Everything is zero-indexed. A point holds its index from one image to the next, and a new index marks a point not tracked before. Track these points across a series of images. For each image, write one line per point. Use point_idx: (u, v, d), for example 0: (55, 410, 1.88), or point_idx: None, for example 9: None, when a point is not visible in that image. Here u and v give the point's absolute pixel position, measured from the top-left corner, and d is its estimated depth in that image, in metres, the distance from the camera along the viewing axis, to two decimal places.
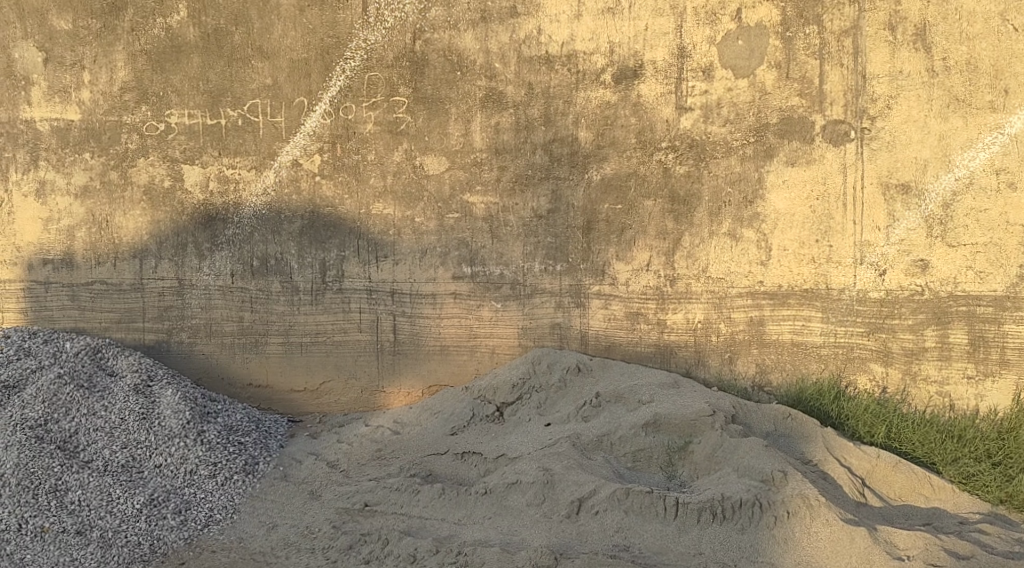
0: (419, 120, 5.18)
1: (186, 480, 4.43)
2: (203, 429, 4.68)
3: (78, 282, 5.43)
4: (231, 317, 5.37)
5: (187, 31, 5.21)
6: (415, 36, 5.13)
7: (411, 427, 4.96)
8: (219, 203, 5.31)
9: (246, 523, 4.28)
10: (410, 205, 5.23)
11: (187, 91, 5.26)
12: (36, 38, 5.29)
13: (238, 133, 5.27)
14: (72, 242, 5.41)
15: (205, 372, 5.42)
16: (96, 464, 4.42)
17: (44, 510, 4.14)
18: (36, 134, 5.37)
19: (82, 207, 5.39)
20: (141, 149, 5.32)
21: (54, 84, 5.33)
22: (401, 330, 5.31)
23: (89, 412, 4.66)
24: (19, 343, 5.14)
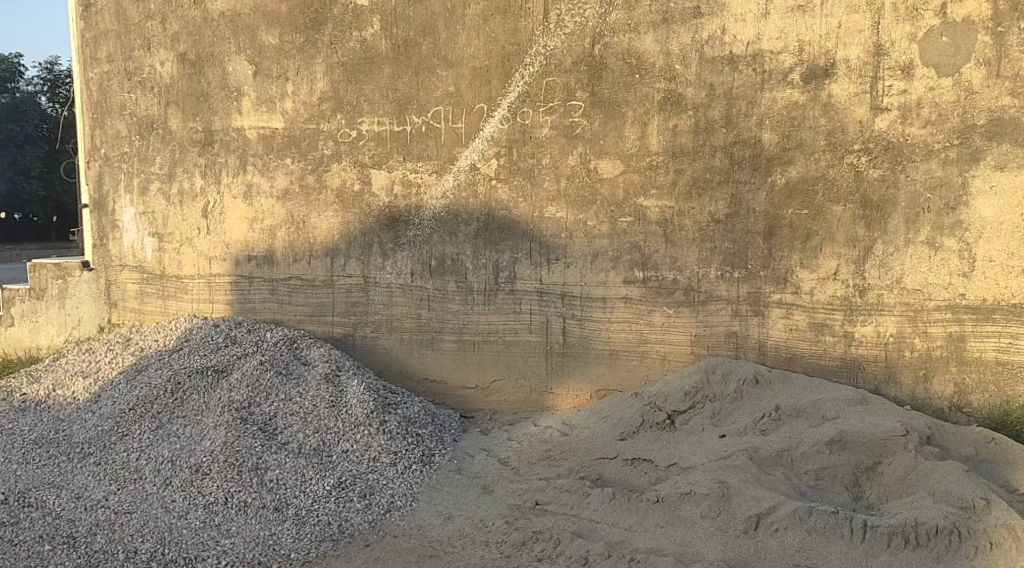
0: (595, 124, 5.19)
1: (370, 466, 4.60)
2: (386, 418, 4.86)
3: (277, 277, 5.84)
4: (409, 314, 5.58)
5: (378, 43, 5.49)
6: (595, 40, 5.16)
7: (579, 430, 4.98)
8: (402, 205, 5.55)
9: (425, 511, 4.36)
10: (583, 209, 5.25)
11: (377, 100, 5.53)
12: (247, 53, 5.75)
13: (422, 139, 5.48)
14: (273, 241, 5.83)
15: (385, 366, 5.66)
16: (292, 445, 4.66)
17: (247, 486, 4.37)
18: (245, 141, 5.82)
19: (282, 209, 5.79)
20: (335, 155, 5.64)
21: (261, 95, 5.75)
22: (570, 332, 5.33)
23: (286, 397, 4.97)
24: (227, 332, 5.63)
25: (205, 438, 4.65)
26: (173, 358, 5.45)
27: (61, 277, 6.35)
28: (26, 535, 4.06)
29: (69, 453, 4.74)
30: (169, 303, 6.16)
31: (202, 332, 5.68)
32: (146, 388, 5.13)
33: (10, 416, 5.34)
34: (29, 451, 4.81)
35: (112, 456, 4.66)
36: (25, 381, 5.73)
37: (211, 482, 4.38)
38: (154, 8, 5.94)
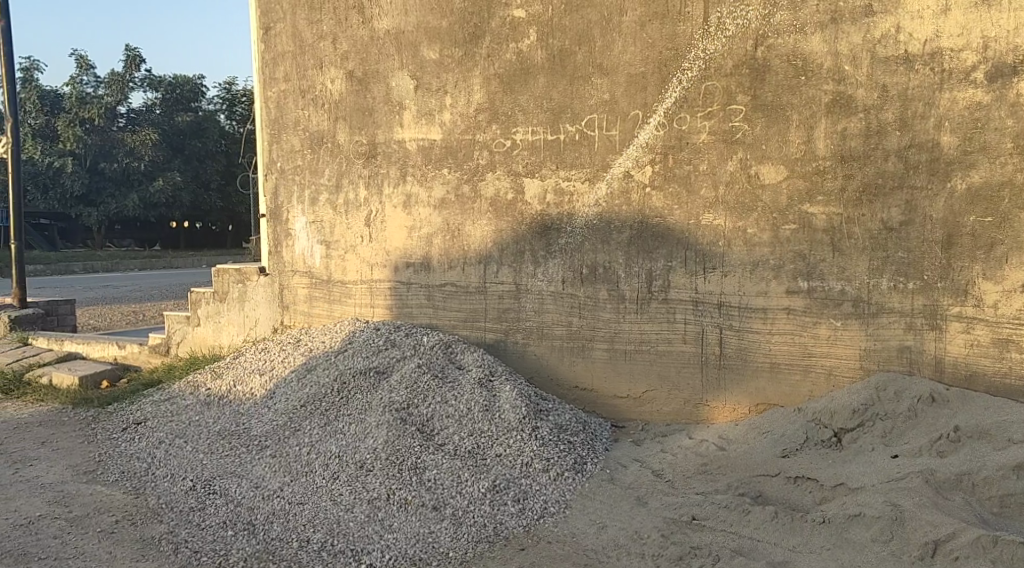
0: (757, 129, 5.05)
1: (523, 471, 4.60)
2: (538, 425, 4.90)
3: (434, 283, 6.01)
4: (561, 321, 5.60)
5: (535, 54, 5.56)
6: (757, 43, 5.03)
7: (737, 444, 4.85)
8: (555, 213, 5.58)
9: (578, 520, 4.34)
10: (743, 216, 5.12)
11: (532, 109, 5.60)
12: (409, 68, 5.96)
13: (576, 147, 5.50)
14: (429, 248, 6.01)
15: (537, 373, 5.71)
16: (448, 447, 4.75)
17: (406, 484, 4.47)
18: (405, 152, 6.03)
19: (439, 217, 5.96)
20: (490, 164, 5.75)
21: (421, 108, 5.95)
22: (728, 343, 5.19)
23: (442, 400, 5.09)
24: (387, 336, 5.84)
25: (368, 436, 4.83)
26: (338, 358, 5.71)
27: (241, 281, 6.85)
28: (210, 519, 4.31)
29: (248, 446, 5.07)
30: (334, 307, 6.48)
31: (363, 335, 5.93)
32: (315, 386, 5.44)
33: (197, 409, 5.76)
34: (214, 442, 5.19)
35: (285, 450, 4.93)
36: (209, 377, 6.19)
37: (374, 479, 4.50)
38: (326, 28, 6.29)
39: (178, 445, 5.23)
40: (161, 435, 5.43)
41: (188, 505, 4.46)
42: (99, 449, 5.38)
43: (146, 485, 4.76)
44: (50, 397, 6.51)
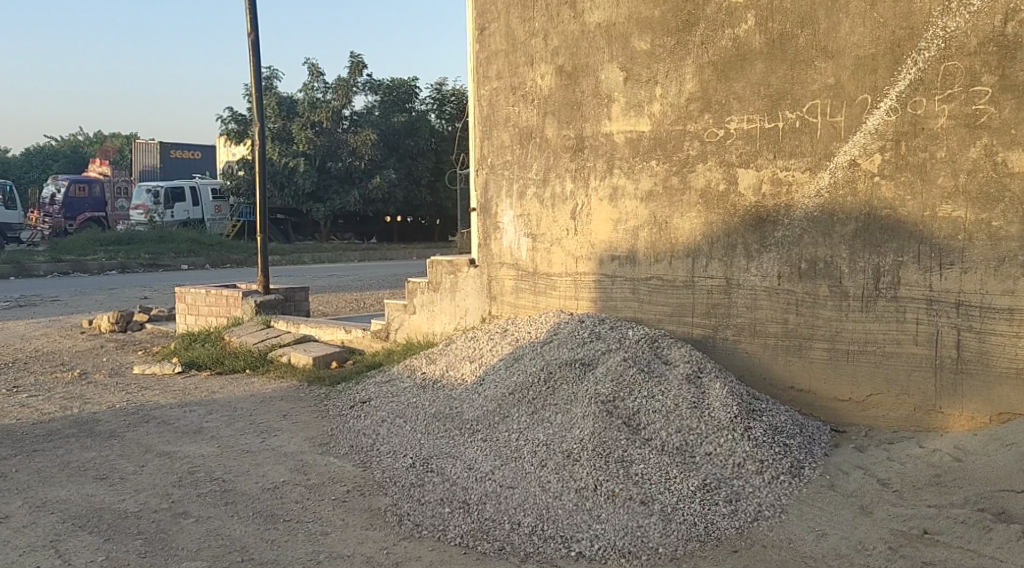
0: (1005, 111, 4.61)
1: (734, 472, 4.46)
2: (750, 425, 4.75)
3: (640, 277, 5.97)
4: (776, 318, 5.38)
5: (752, 40, 5.37)
6: (1007, 17, 4.58)
7: (976, 456, 4.46)
8: (771, 205, 5.37)
9: (795, 526, 4.15)
10: (986, 207, 4.69)
11: (748, 97, 5.41)
12: (620, 60, 5.94)
13: (795, 135, 5.26)
14: (636, 241, 5.97)
15: (748, 371, 5.52)
16: (655, 442, 4.70)
17: (614, 476, 4.45)
18: (613, 145, 6.02)
19: (647, 210, 5.90)
20: (701, 155, 5.62)
21: (630, 99, 5.91)
22: (966, 346, 4.78)
23: (649, 394, 5.05)
24: (593, 328, 5.88)
25: (575, 426, 4.88)
26: (545, 349, 5.81)
27: (453, 272, 7.12)
28: (428, 495, 4.52)
29: (461, 429, 5.28)
30: (540, 298, 6.60)
31: (569, 326, 5.99)
32: (523, 375, 5.57)
33: (414, 392, 6.06)
34: (430, 424, 5.45)
35: (496, 435, 5.09)
36: (423, 362, 6.51)
37: (582, 469, 4.52)
38: (538, 25, 6.40)
39: (399, 425, 5.54)
40: (384, 414, 5.78)
41: (409, 481, 4.71)
42: (330, 424, 5.80)
43: (371, 460, 5.08)
44: (288, 374, 7.11)
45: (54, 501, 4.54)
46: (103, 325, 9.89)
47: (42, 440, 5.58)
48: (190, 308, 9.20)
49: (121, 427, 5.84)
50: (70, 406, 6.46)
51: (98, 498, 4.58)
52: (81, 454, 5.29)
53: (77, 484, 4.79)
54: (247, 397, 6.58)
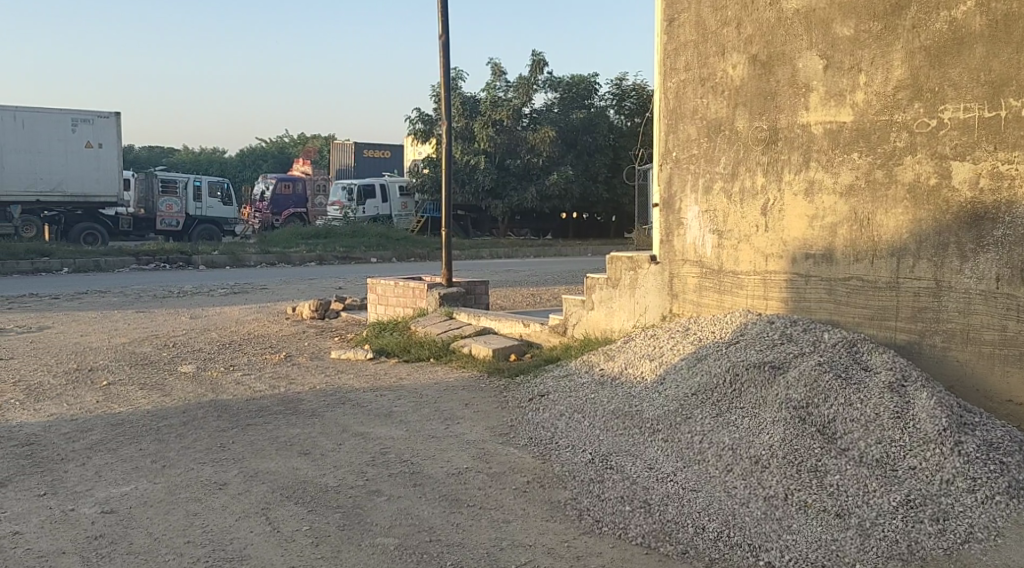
0: None
1: (943, 489, 4.13)
2: (962, 439, 4.39)
3: (836, 276, 5.66)
4: (993, 325, 4.94)
5: (972, 21, 4.95)
6: None
7: None
8: (990, 201, 4.94)
9: (1014, 552, 3.79)
10: None
11: (966, 84, 4.99)
12: (819, 47, 5.66)
13: (1020, 125, 4.79)
14: (833, 239, 5.67)
15: (958, 381, 5.09)
16: (853, 453, 4.43)
17: (806, 486, 4.23)
18: (810, 137, 5.74)
19: (846, 206, 5.59)
20: (909, 147, 5.24)
21: (830, 89, 5.61)
22: None
23: (846, 402, 4.77)
24: (783, 329, 5.64)
25: (764, 432, 4.69)
26: (730, 350, 5.63)
27: (634, 268, 7.04)
28: (609, 492, 4.49)
29: (642, 427, 5.21)
30: (725, 297, 6.40)
31: (757, 327, 5.78)
32: (707, 375, 5.43)
33: (594, 387, 6.05)
34: (610, 420, 5.42)
35: (679, 435, 4.99)
36: (603, 358, 6.49)
37: (772, 476, 4.34)
38: (731, 14, 6.21)
39: (578, 419, 5.55)
40: (563, 408, 5.81)
41: (588, 476, 4.71)
42: (510, 415, 5.89)
43: (551, 453, 5.11)
44: (469, 365, 7.30)
45: (264, 471, 4.89)
46: (303, 313, 10.57)
47: (253, 415, 6.04)
48: (380, 299, 9.65)
49: (321, 407, 6.21)
50: (276, 385, 6.95)
51: (302, 471, 4.89)
52: (286, 430, 5.67)
53: (283, 457, 5.13)
54: (433, 384, 6.81)
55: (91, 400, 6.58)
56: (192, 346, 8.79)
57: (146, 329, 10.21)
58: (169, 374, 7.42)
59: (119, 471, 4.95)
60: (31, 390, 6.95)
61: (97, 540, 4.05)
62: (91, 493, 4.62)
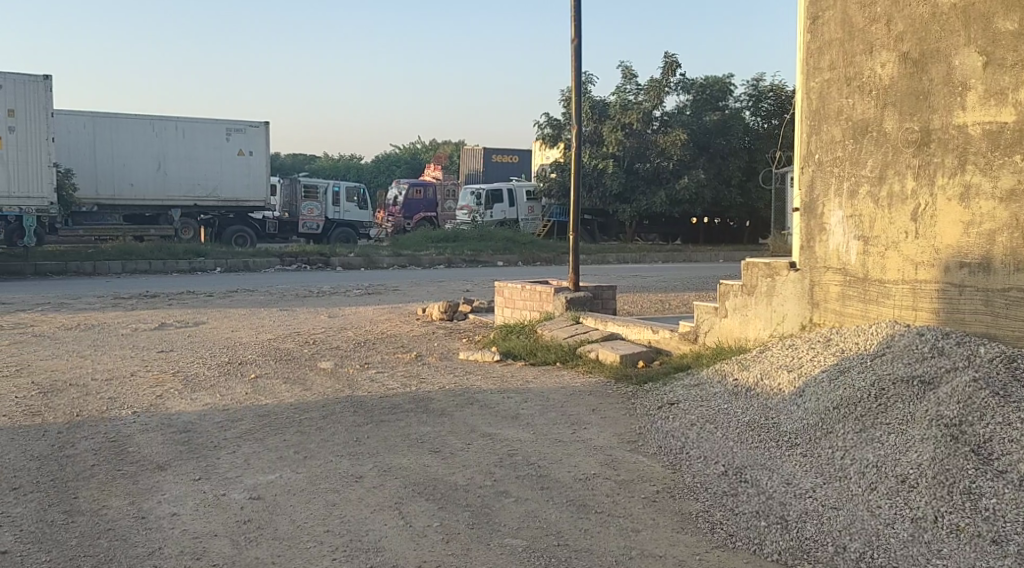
0: None
1: None
2: None
3: (994, 287, 5.30)
4: None
5: None
6: None
7: None
8: None
9: None
10: None
11: None
12: (979, 44, 5.32)
13: None
14: (991, 247, 5.32)
15: None
16: (1012, 475, 4.12)
17: (959, 508, 3.97)
18: (966, 139, 5.41)
19: (1006, 212, 5.23)
20: None
21: (990, 87, 5.26)
22: None
23: (1004, 421, 4.45)
24: (934, 342, 5.32)
25: (912, 450, 4.44)
26: (875, 363, 5.37)
27: (770, 275, 6.83)
28: (743, 506, 4.36)
29: (778, 441, 5.05)
30: (870, 307, 6.11)
31: (905, 339, 5.48)
32: (850, 389, 5.20)
33: (726, 397, 5.91)
34: (745, 432, 5.29)
35: (818, 451, 4.80)
36: (736, 368, 6.32)
37: (920, 498, 4.10)
38: (880, 10, 5.94)
39: (710, 430, 5.44)
40: (694, 418, 5.70)
41: (721, 489, 4.59)
42: (639, 423, 5.82)
43: (682, 463, 5.01)
44: (596, 370, 7.27)
45: (398, 467, 5.02)
46: (433, 314, 10.80)
47: (386, 412, 6.22)
48: (507, 301, 9.74)
49: (451, 407, 6.32)
50: (409, 384, 7.13)
51: (433, 468, 4.99)
52: (417, 428, 5.80)
53: (415, 454, 5.25)
54: (561, 388, 6.82)
55: (238, 392, 6.94)
56: (330, 343, 9.14)
57: (288, 326, 10.70)
58: (309, 369, 7.75)
59: (265, 460, 5.20)
60: (187, 380, 7.41)
61: (245, 525, 4.27)
62: (240, 480, 4.88)
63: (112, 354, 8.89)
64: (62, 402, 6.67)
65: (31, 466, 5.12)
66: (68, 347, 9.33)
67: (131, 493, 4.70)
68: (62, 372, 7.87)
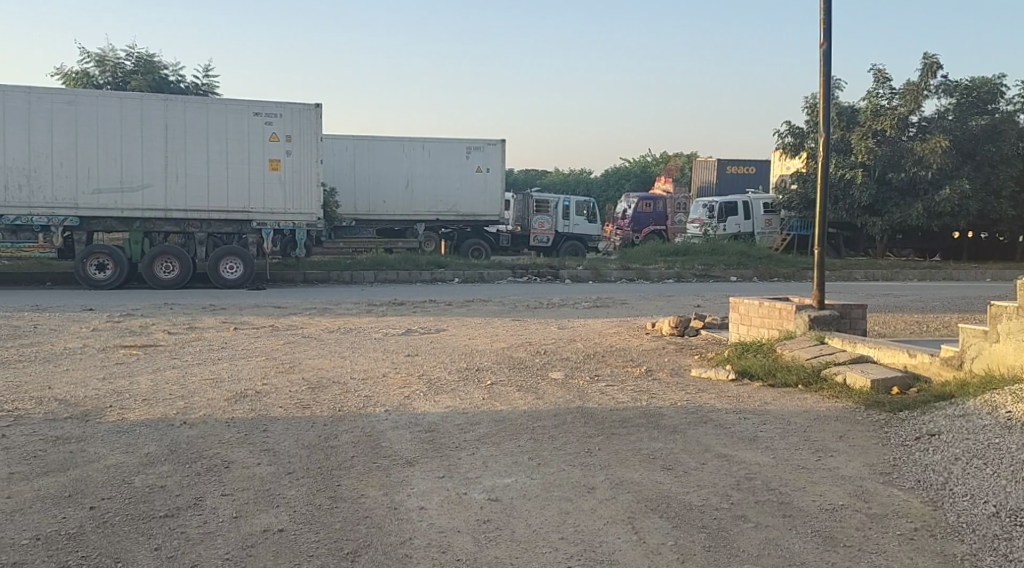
0: None
1: None
2: None
3: None
4: None
5: None
6: None
7: None
8: None
9: None
10: None
11: None
12: None
13: None
14: None
15: None
16: None
17: None
18: None
19: None
20: None
21: None
22: None
23: None
24: None
25: None
26: None
27: None
28: (1017, 553, 3.93)
29: None
30: None
31: None
32: None
33: (997, 431, 5.35)
34: (1019, 471, 4.76)
35: None
36: (1009, 400, 5.70)
37: None
38: None
39: (978, 466, 4.94)
40: (958, 451, 5.21)
41: (992, 532, 4.15)
42: (893, 454, 5.41)
43: (944, 500, 4.59)
44: (843, 395, 6.85)
45: (630, 481, 5.02)
46: (664, 328, 10.69)
47: (618, 425, 6.23)
48: (743, 318, 9.43)
49: (684, 424, 6.22)
50: (639, 398, 7.10)
51: (667, 486, 4.93)
52: (650, 443, 5.76)
53: (648, 469, 5.22)
54: (802, 412, 6.49)
55: (476, 397, 7.26)
56: (561, 354, 9.32)
57: (522, 336, 11.03)
58: (542, 379, 7.93)
59: (502, 464, 5.39)
60: (430, 383, 7.85)
61: (486, 524, 4.44)
62: (480, 481, 5.09)
63: (365, 356, 9.62)
64: (324, 397, 7.31)
65: (300, 454, 5.65)
66: (329, 348, 10.21)
67: (385, 484, 5.05)
68: (324, 370, 8.62)
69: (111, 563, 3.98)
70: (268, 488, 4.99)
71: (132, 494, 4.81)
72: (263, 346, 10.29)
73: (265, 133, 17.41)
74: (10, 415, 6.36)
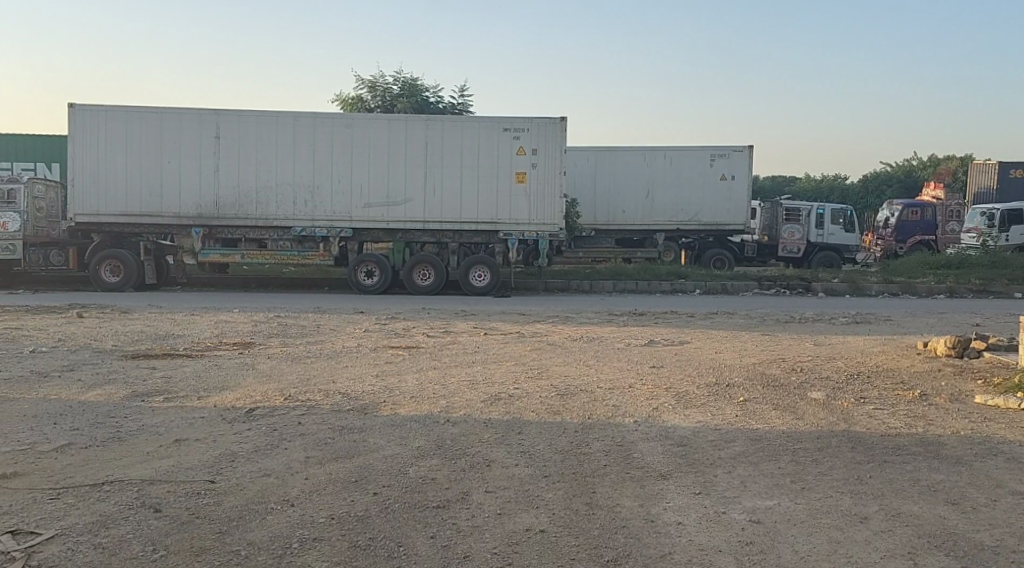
0: None
1: None
2: None
3: None
4: None
5: None
6: None
7: None
8: None
9: None
10: None
11: None
12: None
13: None
14: None
15: None
16: None
17: None
18: None
19: None
20: None
21: None
22: None
23: None
24: None
25: None
26: None
27: None
28: None
29: None
30: None
31: None
32: None
33: None
34: None
35: None
36: None
37: None
38: None
39: None
40: None
41: None
42: None
43: None
44: None
45: (908, 513, 4.66)
46: (939, 349, 9.81)
47: (891, 452, 5.80)
48: None
49: (969, 456, 5.68)
50: (913, 424, 6.57)
51: (953, 522, 4.52)
52: (930, 474, 5.32)
53: (929, 503, 4.82)
54: None
55: (730, 414, 7.08)
56: (820, 373, 8.84)
57: (774, 352, 10.60)
58: (799, 398, 7.57)
59: (762, 485, 5.20)
60: (679, 396, 7.77)
61: (748, 547, 4.32)
62: (739, 500, 4.95)
63: (611, 365, 9.71)
64: (575, 404, 7.46)
65: (556, 458, 5.81)
66: (575, 356, 10.41)
67: (641, 495, 5.07)
68: (573, 378, 8.79)
69: (393, 547, 4.31)
70: (528, 488, 5.18)
71: (408, 484, 5.19)
72: (512, 352, 10.69)
73: (513, 147, 18.09)
74: (304, 405, 7.10)
